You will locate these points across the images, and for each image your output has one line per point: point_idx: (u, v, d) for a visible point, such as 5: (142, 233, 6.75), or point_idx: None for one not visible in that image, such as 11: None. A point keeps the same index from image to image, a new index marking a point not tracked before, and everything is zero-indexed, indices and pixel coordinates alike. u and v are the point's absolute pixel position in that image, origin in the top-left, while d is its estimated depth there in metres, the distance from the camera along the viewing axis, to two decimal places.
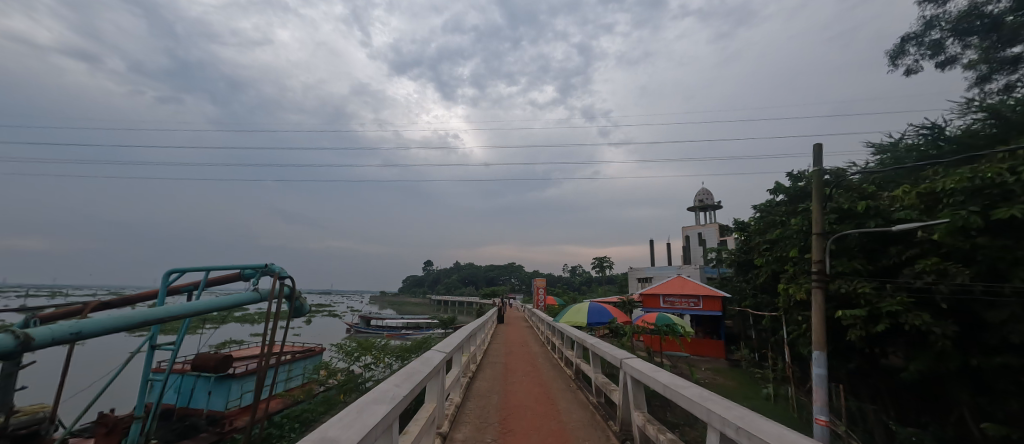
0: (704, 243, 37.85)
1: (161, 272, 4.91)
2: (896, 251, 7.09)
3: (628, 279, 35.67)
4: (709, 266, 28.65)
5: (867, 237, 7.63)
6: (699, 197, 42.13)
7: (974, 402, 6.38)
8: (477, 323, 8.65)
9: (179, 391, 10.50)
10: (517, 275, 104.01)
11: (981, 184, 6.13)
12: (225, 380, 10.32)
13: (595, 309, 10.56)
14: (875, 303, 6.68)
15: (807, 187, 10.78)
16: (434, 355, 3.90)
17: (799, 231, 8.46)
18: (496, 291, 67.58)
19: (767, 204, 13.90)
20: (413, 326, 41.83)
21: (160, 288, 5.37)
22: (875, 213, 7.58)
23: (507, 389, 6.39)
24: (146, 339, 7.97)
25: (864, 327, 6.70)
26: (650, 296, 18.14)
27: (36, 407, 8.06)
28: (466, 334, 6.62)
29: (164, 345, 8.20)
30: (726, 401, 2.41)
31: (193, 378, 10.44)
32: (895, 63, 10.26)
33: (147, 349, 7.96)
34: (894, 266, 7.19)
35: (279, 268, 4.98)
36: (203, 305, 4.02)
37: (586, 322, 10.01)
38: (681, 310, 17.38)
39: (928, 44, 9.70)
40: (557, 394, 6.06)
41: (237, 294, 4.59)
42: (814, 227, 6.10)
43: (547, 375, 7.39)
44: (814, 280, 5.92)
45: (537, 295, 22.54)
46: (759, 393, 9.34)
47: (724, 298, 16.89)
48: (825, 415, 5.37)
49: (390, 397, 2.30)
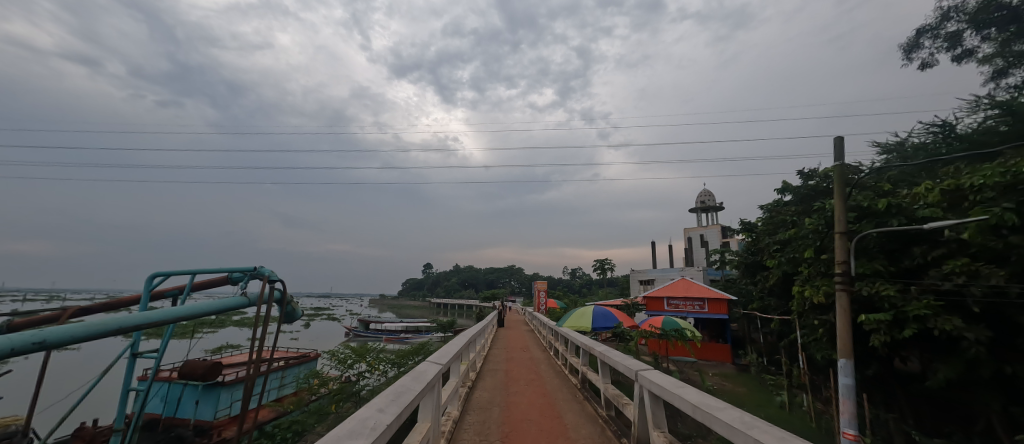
0: (706, 245, 37.43)
1: (145, 276, 4.27)
2: (921, 251, 6.69)
3: (630, 283, 35.25)
4: (711, 268, 28.23)
5: (888, 236, 7.23)
6: (701, 199, 41.74)
7: (1004, 411, 5.99)
8: (476, 328, 8.22)
9: (165, 400, 10.07)
10: (516, 278, 103.33)
11: (1015, 180, 5.73)
12: (213, 388, 9.89)
13: (600, 313, 10.08)
14: (900, 306, 6.28)
15: (819, 186, 10.37)
16: (427, 368, 3.48)
17: (814, 231, 8.06)
18: (496, 294, 66.99)
19: (774, 203, 13.55)
20: (412, 330, 41.35)
21: (142, 293, 4.99)
22: (897, 212, 7.17)
23: (509, 400, 5.98)
24: (128, 346, 7.50)
25: (889, 332, 6.29)
26: (654, 299, 17.75)
27: (8, 420, 7.61)
28: (466, 340, 6.25)
29: (147, 353, 7.72)
30: (775, 429, 2.02)
31: (180, 387, 10.00)
32: (909, 56, 9.90)
33: (128, 357, 7.52)
34: (918, 267, 6.78)
35: (268, 271, 4.76)
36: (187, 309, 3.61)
37: (590, 327, 9.54)
38: (686, 313, 16.98)
39: (945, 36, 9.36)
40: (562, 405, 5.66)
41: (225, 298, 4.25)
42: (836, 227, 5.69)
43: (550, 384, 6.98)
44: (839, 282, 5.50)
45: (538, 299, 22.14)
46: (772, 401, 8.92)
47: (731, 300, 16.48)
48: (854, 429, 4.94)
49: (370, 428, 1.87)
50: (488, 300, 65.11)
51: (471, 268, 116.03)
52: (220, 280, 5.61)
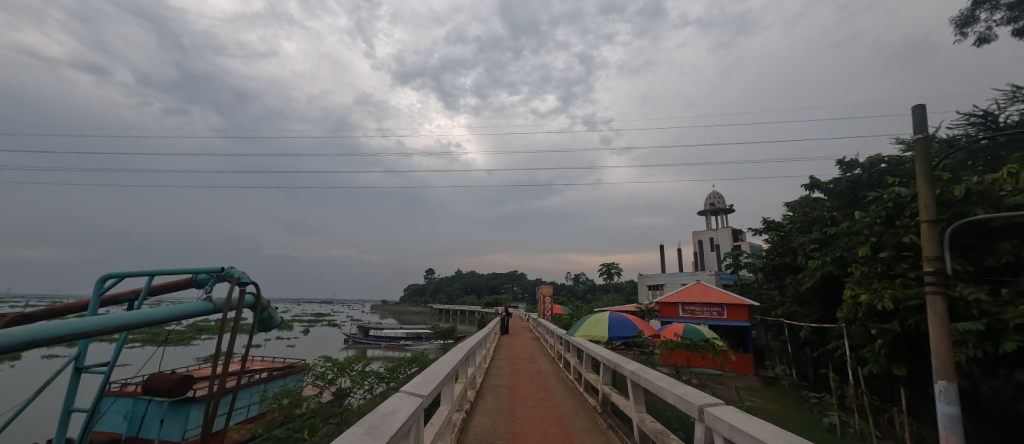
0: (715, 249, 36.24)
1: (97, 277, 4.78)
2: (1010, 247, 5.59)
3: (638, 288, 34.03)
4: (724, 272, 26.95)
5: (963, 230, 6.09)
6: (710, 201, 40.49)
7: None
8: (476, 338, 7.11)
9: (128, 418, 8.97)
10: (518, 283, 101.89)
11: None
12: (182, 404, 8.88)
13: (616, 320, 8.90)
14: (996, 313, 5.11)
15: (862, 178, 9.28)
16: (401, 405, 2.37)
17: (870, 224, 6.94)
18: (497, 301, 65.65)
19: (804, 199, 12.44)
20: (412, 337, 40.19)
21: (92, 298, 5.00)
22: (976, 199, 6.06)
23: (516, 430, 4.83)
24: (72, 359, 6.41)
25: (981, 345, 5.14)
26: (668, 305, 16.54)
27: None
28: (465, 353, 5.14)
29: (93, 367, 6.63)
30: None
31: (144, 403, 8.92)
32: (962, 31, 8.84)
33: (71, 372, 6.46)
34: (1005, 267, 5.67)
35: (238, 273, 4.83)
36: (117, 320, 3.51)
37: (607, 336, 8.36)
38: (703, 320, 15.82)
39: (1008, 4, 8.30)
40: (582, 438, 4.52)
41: (184, 303, 4.25)
42: (920, 215, 4.58)
43: (565, 406, 5.86)
44: (928, 283, 4.37)
45: (543, 305, 20.95)
46: (819, 423, 7.76)
47: (751, 306, 15.28)
48: None
49: None
50: (491, 306, 63.76)
51: (474, 273, 114.64)
52: (180, 284, 5.33)
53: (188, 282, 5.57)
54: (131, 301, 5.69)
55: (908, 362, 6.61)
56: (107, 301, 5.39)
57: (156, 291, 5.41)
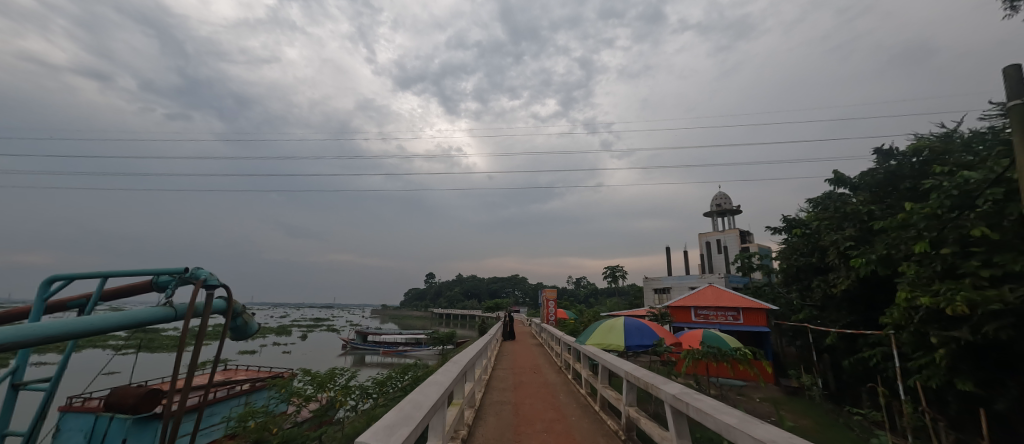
0: (725, 251, 35.18)
1: (41, 280, 4.03)
2: None
3: (644, 291, 33.00)
4: (735, 275, 25.96)
5: None
6: (716, 202, 39.59)
7: None
8: (476, 348, 6.18)
9: (89, 436, 8.04)
10: (519, 287, 100.79)
11: None
12: (148, 421, 7.96)
13: (632, 327, 8.00)
14: None
15: (903, 168, 8.45)
16: None
17: (927, 215, 6.06)
18: (498, 305, 64.45)
19: (830, 194, 11.60)
20: (412, 342, 39.15)
21: (32, 304, 4.22)
22: None
23: None
24: (7, 375, 5.49)
25: None
26: (680, 309, 15.63)
27: None
28: (460, 369, 4.19)
29: (33, 384, 5.73)
30: None
31: (107, 419, 8.00)
32: (1012, 5, 8.01)
33: (5, 390, 5.53)
34: None
35: (204, 274, 4.06)
36: (43, 329, 2.64)
37: (622, 345, 7.45)
38: (717, 325, 14.89)
39: None
40: None
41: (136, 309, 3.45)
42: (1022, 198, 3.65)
43: (579, 430, 4.95)
44: None
45: (547, 309, 19.97)
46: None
47: (769, 310, 14.34)
48: None
49: None
50: (492, 310, 62.49)
51: (475, 277, 113.58)
52: (139, 287, 4.56)
53: (149, 286, 4.73)
54: (80, 307, 4.79)
55: (975, 375, 5.71)
56: (49, 308, 4.49)
57: (111, 295, 4.53)
